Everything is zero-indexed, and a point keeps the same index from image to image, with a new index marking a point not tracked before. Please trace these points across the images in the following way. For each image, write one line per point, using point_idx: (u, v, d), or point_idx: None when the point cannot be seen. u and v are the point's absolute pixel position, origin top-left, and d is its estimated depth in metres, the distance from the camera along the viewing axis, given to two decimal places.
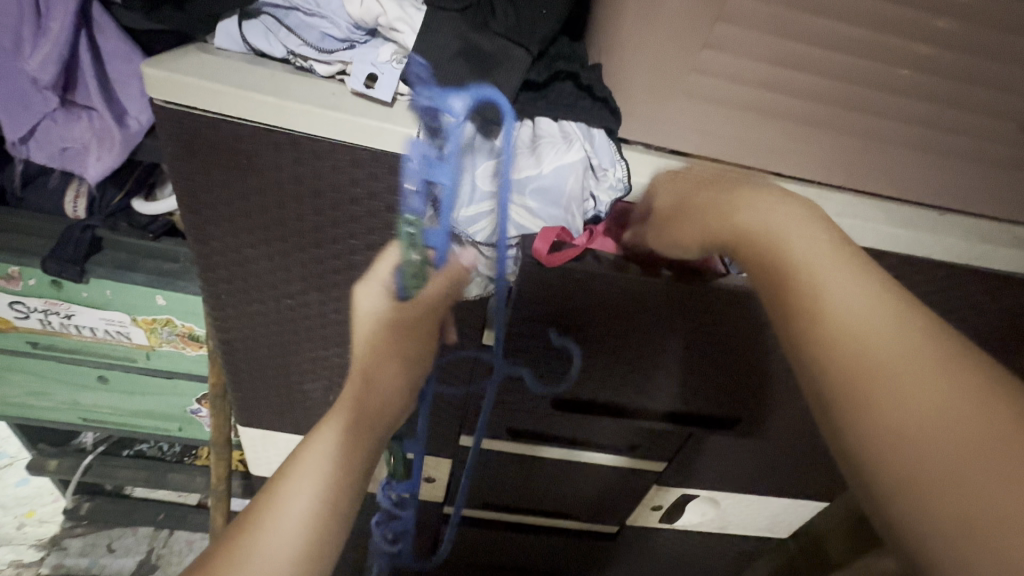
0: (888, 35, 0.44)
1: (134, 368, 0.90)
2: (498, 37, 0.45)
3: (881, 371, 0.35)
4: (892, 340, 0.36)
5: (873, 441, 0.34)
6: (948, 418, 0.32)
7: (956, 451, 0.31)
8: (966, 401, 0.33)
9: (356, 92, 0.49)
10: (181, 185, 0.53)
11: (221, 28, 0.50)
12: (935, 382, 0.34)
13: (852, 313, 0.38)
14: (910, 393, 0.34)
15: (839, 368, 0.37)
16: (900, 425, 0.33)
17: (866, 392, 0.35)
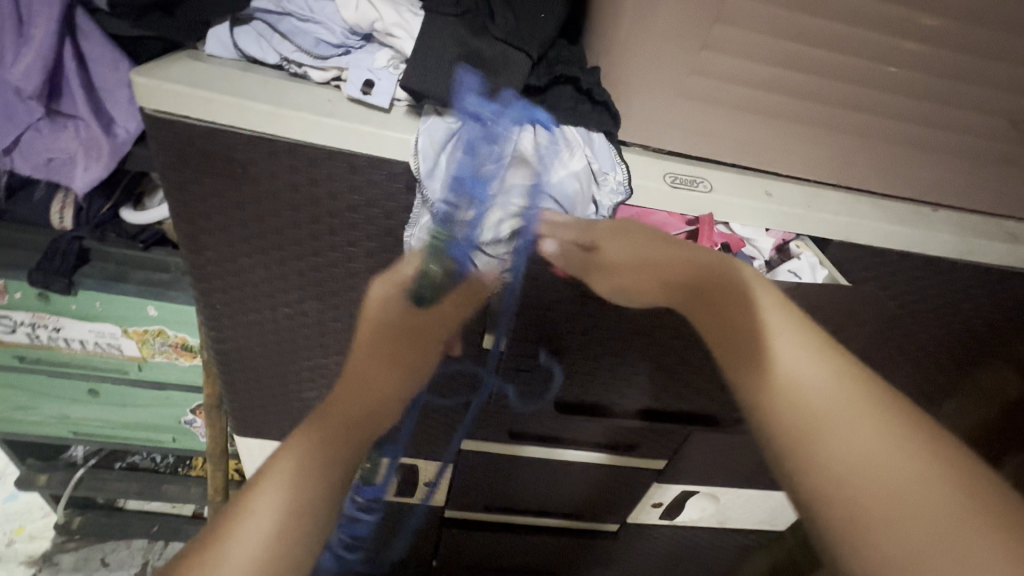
0: (883, 35, 0.45)
1: (126, 380, 0.88)
2: (498, 42, 0.45)
3: (802, 413, 0.43)
4: (818, 386, 0.43)
5: (852, 479, 0.40)
6: (850, 445, 0.41)
7: (891, 477, 0.39)
8: (847, 431, 0.42)
9: (352, 98, 0.48)
10: (175, 195, 0.52)
11: (213, 34, 0.49)
12: (856, 421, 0.42)
13: (798, 378, 0.44)
14: (851, 429, 0.42)
15: (785, 415, 0.43)
16: (852, 463, 0.40)
17: (809, 436, 0.42)
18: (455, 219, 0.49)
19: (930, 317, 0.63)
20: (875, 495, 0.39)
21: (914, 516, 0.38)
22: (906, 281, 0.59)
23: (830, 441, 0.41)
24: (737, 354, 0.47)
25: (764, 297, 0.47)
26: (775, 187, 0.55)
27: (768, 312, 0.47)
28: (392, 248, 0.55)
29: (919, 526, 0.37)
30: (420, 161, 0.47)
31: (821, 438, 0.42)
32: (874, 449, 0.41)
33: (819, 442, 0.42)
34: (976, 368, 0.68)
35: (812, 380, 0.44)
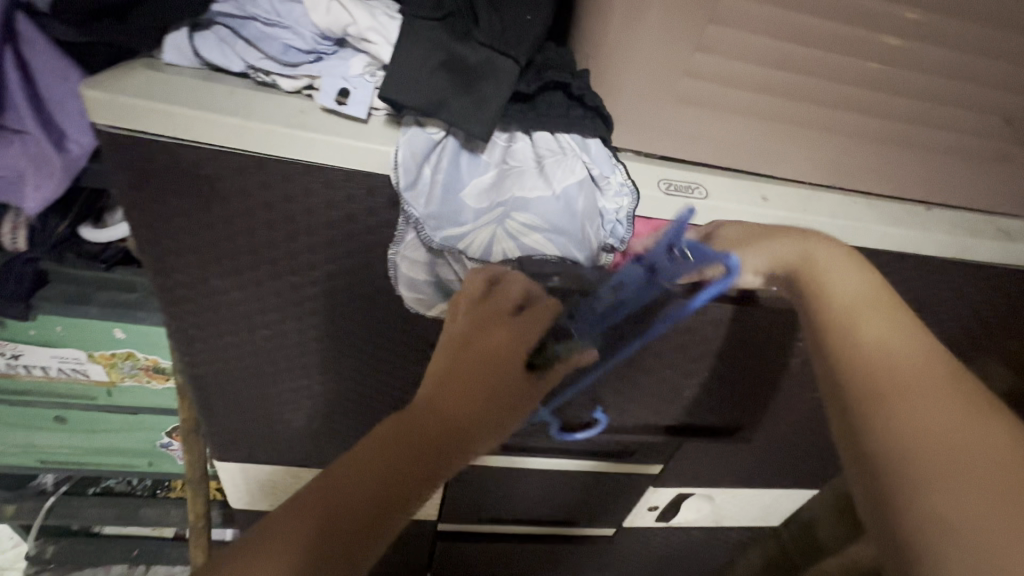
0: (882, 34, 0.43)
1: (95, 406, 0.84)
2: (482, 48, 0.41)
3: (874, 378, 0.37)
4: (901, 356, 0.38)
5: (906, 442, 0.33)
6: (930, 420, 0.33)
7: (951, 448, 0.32)
8: (931, 400, 0.34)
9: (326, 108, 0.45)
10: (135, 216, 0.48)
11: (169, 41, 0.45)
12: (932, 390, 0.35)
13: (883, 348, 0.39)
14: (932, 397, 0.35)
15: (851, 377, 0.39)
16: (914, 430, 0.33)
17: (876, 402, 0.36)
18: (600, 306, 0.52)
19: (923, 315, 0.62)
20: (936, 459, 0.31)
21: (966, 488, 0.30)
22: (899, 280, 0.58)
23: (907, 407, 0.35)
24: (825, 329, 0.42)
25: (837, 285, 0.44)
26: (772, 191, 0.53)
27: (866, 291, 0.43)
28: (374, 265, 0.52)
29: (967, 497, 0.29)
30: (402, 174, 0.44)
31: (896, 400, 0.35)
32: (944, 422, 0.33)
33: (890, 403, 0.35)
34: (967, 363, 0.68)
35: (897, 352, 0.38)
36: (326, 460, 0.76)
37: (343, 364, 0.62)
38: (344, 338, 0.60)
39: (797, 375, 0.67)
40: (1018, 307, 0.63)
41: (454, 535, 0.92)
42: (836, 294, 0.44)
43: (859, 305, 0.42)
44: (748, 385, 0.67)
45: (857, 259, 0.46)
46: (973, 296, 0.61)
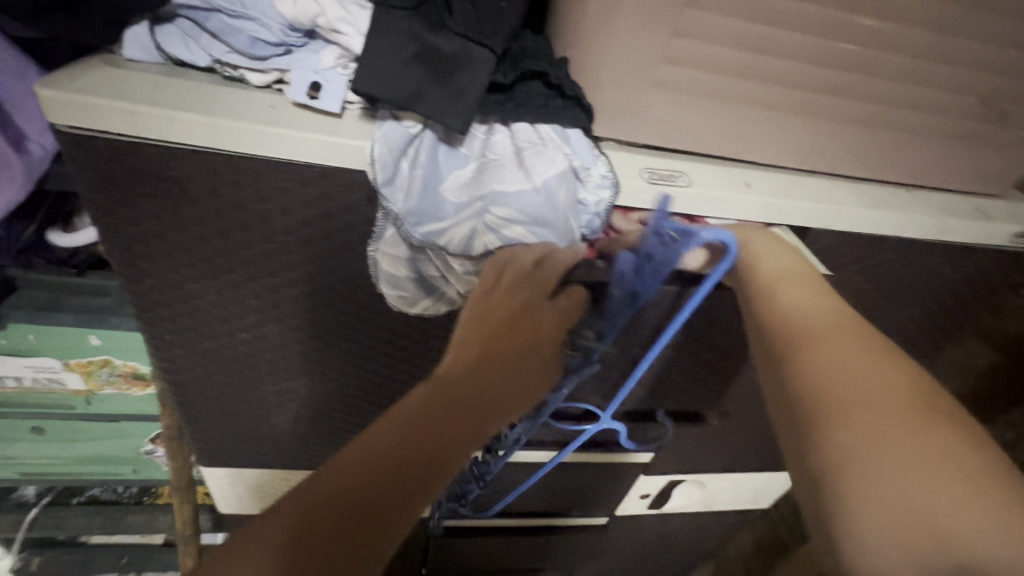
0: (861, 15, 0.42)
1: (74, 415, 0.82)
2: (456, 37, 0.40)
3: (790, 331, 0.43)
4: (812, 312, 0.43)
5: (820, 388, 0.39)
6: (846, 373, 0.40)
7: (862, 397, 0.38)
8: (848, 356, 0.41)
9: (297, 103, 0.44)
10: (104, 220, 0.47)
11: (129, 35, 0.43)
12: (844, 345, 0.41)
13: (797, 305, 0.44)
14: (843, 352, 0.41)
15: (773, 331, 0.44)
16: (832, 382, 0.39)
17: (789, 352, 0.42)
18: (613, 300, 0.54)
19: (903, 296, 0.63)
20: (845, 411, 0.38)
21: (874, 433, 0.37)
22: (879, 262, 0.59)
23: (824, 358, 0.41)
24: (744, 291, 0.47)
25: (763, 256, 0.47)
26: (753, 177, 0.53)
27: (787, 260, 0.47)
28: (353, 264, 0.51)
29: (872, 438, 0.37)
30: (379, 170, 0.43)
31: (814, 354, 0.41)
32: (854, 374, 0.40)
33: (809, 355, 0.41)
34: (947, 343, 0.70)
35: (812, 313, 0.43)
36: (314, 462, 0.75)
37: (328, 365, 0.61)
38: (328, 339, 0.59)
39: None
40: (995, 287, 0.64)
41: (447, 531, 0.92)
42: (763, 263, 0.47)
43: (784, 273, 0.46)
44: (735, 372, 0.67)
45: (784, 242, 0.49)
46: (951, 275, 0.62)
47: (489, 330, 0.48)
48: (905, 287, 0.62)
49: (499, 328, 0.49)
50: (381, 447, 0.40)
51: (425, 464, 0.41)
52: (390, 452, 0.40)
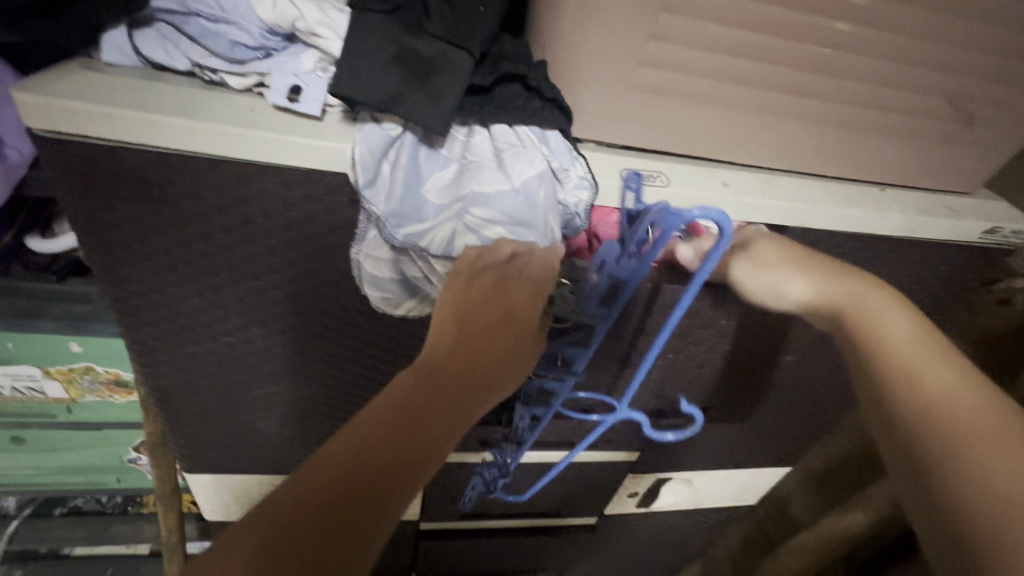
0: (832, 18, 0.43)
1: (54, 424, 0.80)
2: (436, 40, 0.40)
3: (932, 434, 0.39)
4: (957, 401, 0.39)
5: (988, 505, 0.35)
6: (1000, 477, 0.35)
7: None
8: (1004, 453, 0.36)
9: (278, 106, 0.44)
10: (83, 225, 0.46)
11: (107, 40, 0.43)
12: (995, 439, 0.37)
13: (945, 404, 0.39)
14: (1002, 451, 0.36)
15: (914, 431, 0.40)
16: (987, 489, 0.35)
17: (941, 459, 0.38)
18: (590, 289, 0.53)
19: None
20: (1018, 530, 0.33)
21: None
22: (855, 259, 0.60)
23: (971, 458, 0.37)
24: (876, 375, 0.43)
25: (889, 331, 0.44)
26: (731, 177, 0.54)
27: (918, 339, 0.43)
28: (337, 266, 0.51)
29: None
30: (359, 172, 0.43)
31: (961, 453, 0.37)
32: (1014, 474, 0.35)
33: (957, 456, 0.37)
34: None
35: (961, 407, 0.39)
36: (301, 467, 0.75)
37: (313, 368, 0.61)
38: (312, 342, 0.59)
39: (767, 360, 0.68)
40: (968, 283, 0.66)
41: (437, 534, 0.92)
42: (890, 341, 0.44)
43: (916, 357, 0.42)
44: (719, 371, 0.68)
45: (905, 309, 0.45)
46: (925, 271, 0.64)
47: (459, 315, 0.46)
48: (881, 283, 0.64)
49: (471, 311, 0.46)
50: (357, 446, 0.37)
51: (395, 458, 0.37)
52: (366, 450, 0.37)
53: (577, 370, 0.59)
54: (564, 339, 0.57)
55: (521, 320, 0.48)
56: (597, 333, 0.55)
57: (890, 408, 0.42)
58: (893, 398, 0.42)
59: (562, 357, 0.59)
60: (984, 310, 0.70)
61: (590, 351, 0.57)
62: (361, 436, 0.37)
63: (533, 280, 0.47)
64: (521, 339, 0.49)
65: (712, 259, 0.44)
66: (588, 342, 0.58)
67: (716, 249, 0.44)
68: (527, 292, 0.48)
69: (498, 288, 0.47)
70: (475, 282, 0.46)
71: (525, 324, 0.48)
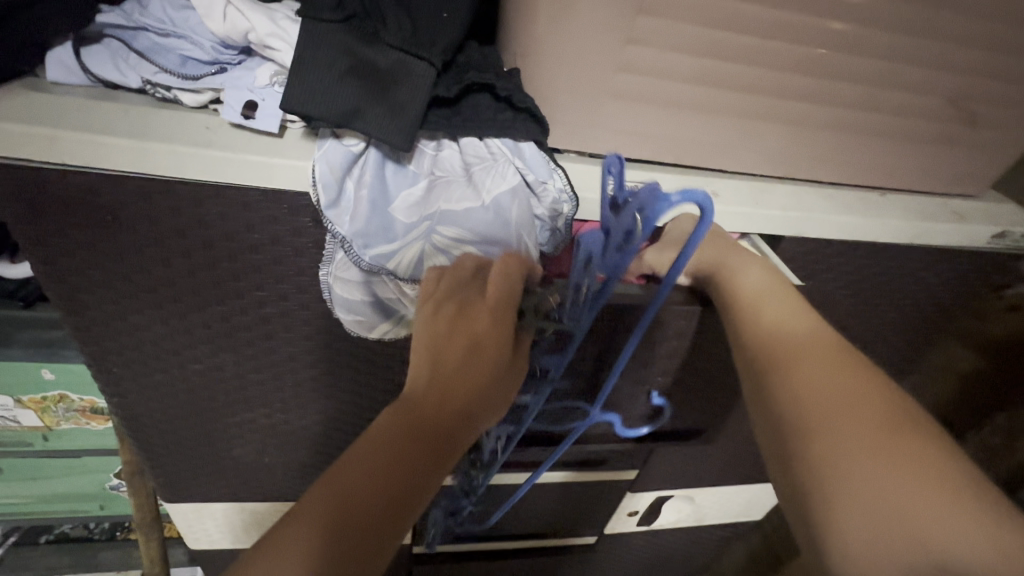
0: (818, 17, 0.40)
1: (31, 453, 0.78)
2: (393, 50, 0.38)
3: (768, 348, 0.42)
4: (789, 323, 0.42)
5: (799, 401, 0.38)
6: (818, 384, 0.38)
7: (836, 408, 0.37)
8: (821, 366, 0.39)
9: (234, 123, 0.41)
10: (34, 253, 0.44)
11: (52, 57, 0.41)
12: (817, 353, 0.40)
13: (777, 323, 0.43)
14: (821, 365, 0.39)
15: (754, 345, 0.42)
16: (804, 395, 0.38)
17: (770, 367, 0.41)
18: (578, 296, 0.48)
19: (881, 301, 0.62)
20: (822, 420, 0.36)
21: (841, 442, 0.35)
22: (855, 266, 0.57)
23: (796, 372, 0.39)
24: (728, 313, 0.46)
25: (743, 274, 0.46)
26: (721, 185, 0.51)
27: (766, 275, 0.46)
28: (306, 288, 0.49)
29: (847, 447, 0.35)
30: (322, 193, 0.41)
31: (786, 368, 0.40)
32: (828, 383, 0.38)
33: (782, 370, 0.40)
34: (927, 343, 0.68)
35: (790, 328, 0.42)
36: (283, 494, 0.72)
37: (289, 394, 0.59)
38: (287, 367, 0.56)
39: None
40: (976, 288, 0.63)
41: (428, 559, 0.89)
42: (742, 280, 0.46)
43: (762, 291, 0.45)
44: (716, 386, 0.65)
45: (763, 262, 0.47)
46: (929, 277, 0.60)
47: (432, 348, 0.41)
48: (882, 290, 0.61)
49: (443, 340, 0.41)
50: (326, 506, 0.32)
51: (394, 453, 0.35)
52: (334, 510, 0.32)
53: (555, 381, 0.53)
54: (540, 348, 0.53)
55: (493, 347, 0.42)
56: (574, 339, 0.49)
57: (735, 333, 0.45)
58: (736, 323, 0.45)
59: (538, 367, 0.54)
60: (994, 317, 0.66)
61: (568, 356, 0.52)
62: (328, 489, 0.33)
63: (495, 301, 0.43)
64: (499, 364, 0.42)
65: (694, 244, 0.42)
66: (563, 349, 0.53)
67: (697, 235, 0.41)
68: (494, 313, 0.42)
69: (462, 315, 0.42)
70: (442, 305, 0.43)
71: (500, 346, 0.42)
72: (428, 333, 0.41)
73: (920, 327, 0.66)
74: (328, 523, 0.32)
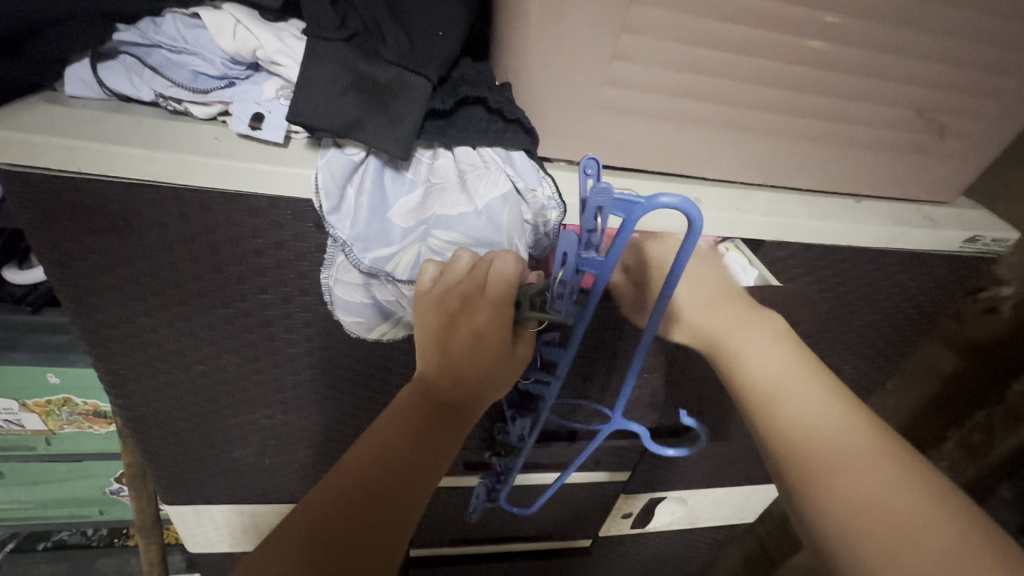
0: (789, 35, 0.43)
1: (34, 456, 0.79)
2: (392, 66, 0.40)
3: (805, 463, 0.38)
4: (806, 392, 0.41)
5: (854, 528, 0.35)
6: (873, 506, 0.35)
7: (900, 537, 0.34)
8: (870, 479, 0.36)
9: (241, 133, 0.44)
10: (49, 257, 0.46)
11: (71, 73, 0.43)
12: (860, 466, 0.37)
13: (808, 428, 0.39)
14: (869, 478, 0.36)
15: (788, 457, 0.39)
16: (853, 515, 0.35)
17: (814, 486, 0.37)
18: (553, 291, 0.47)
19: (862, 303, 0.64)
20: (881, 549, 0.34)
21: None
22: (833, 269, 0.60)
23: (840, 490, 0.36)
24: (750, 410, 0.42)
25: (754, 360, 0.43)
26: (704, 192, 0.53)
27: (784, 363, 0.43)
28: (309, 291, 0.51)
29: None
30: (324, 199, 0.43)
31: (828, 485, 0.37)
32: (879, 503, 0.35)
33: (825, 489, 0.37)
34: (908, 345, 0.71)
35: (824, 433, 0.39)
36: (282, 495, 0.73)
37: (289, 395, 0.60)
38: (288, 369, 0.58)
39: None
40: (953, 292, 0.65)
41: (424, 562, 0.90)
42: (752, 370, 0.43)
43: (783, 382, 0.41)
44: (704, 386, 0.67)
45: (775, 335, 0.45)
46: (906, 280, 0.63)
47: (436, 345, 0.43)
48: (864, 292, 0.63)
49: (445, 337, 0.43)
50: (320, 514, 0.36)
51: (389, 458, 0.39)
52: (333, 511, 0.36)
53: (559, 373, 0.52)
54: (545, 339, 0.54)
55: (493, 344, 0.43)
56: (575, 335, 0.49)
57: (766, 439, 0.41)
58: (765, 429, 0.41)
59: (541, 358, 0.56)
60: (971, 319, 0.70)
61: (571, 353, 0.50)
62: (326, 497, 0.37)
63: (493, 300, 0.43)
64: (498, 359, 0.44)
65: (687, 253, 0.39)
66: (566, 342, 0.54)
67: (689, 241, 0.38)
68: (494, 311, 0.43)
69: (462, 309, 0.43)
70: (443, 301, 0.44)
71: (500, 345, 0.43)
72: (431, 322, 0.44)
73: (900, 329, 0.68)
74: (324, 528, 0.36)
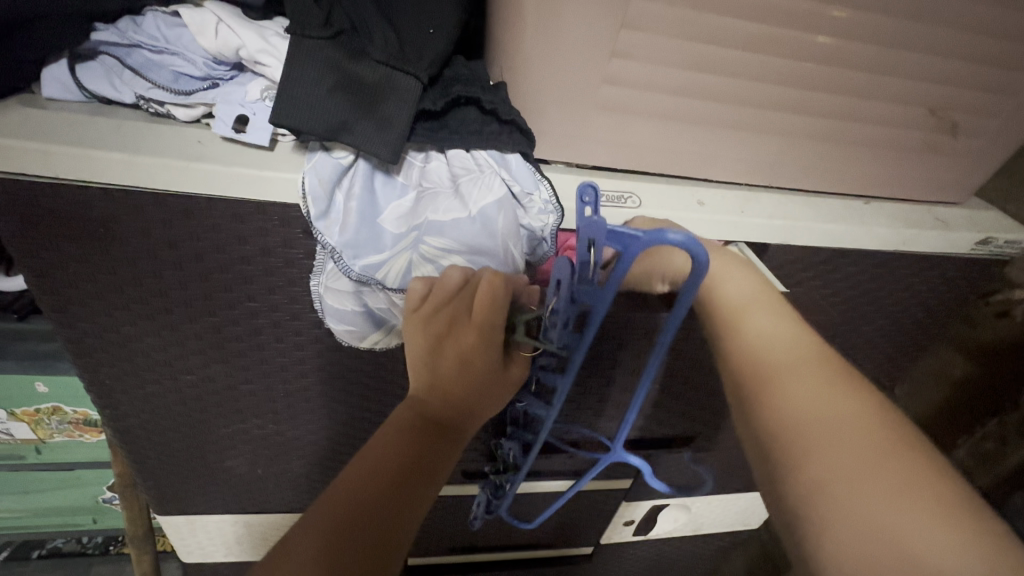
0: (796, 30, 0.41)
1: (24, 465, 0.78)
2: (380, 66, 0.39)
3: (757, 369, 0.41)
4: (778, 349, 0.41)
5: (787, 426, 0.38)
6: (815, 410, 0.37)
7: (828, 434, 0.36)
8: (813, 386, 0.39)
9: (225, 137, 0.42)
10: (27, 266, 0.45)
11: (48, 75, 0.41)
12: (805, 373, 0.39)
13: (764, 341, 0.42)
14: (810, 383, 0.39)
15: (740, 367, 0.42)
16: (792, 418, 0.38)
17: (761, 387, 0.40)
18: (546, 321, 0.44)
19: (869, 308, 0.62)
20: (811, 443, 0.36)
21: (840, 469, 0.34)
22: (841, 273, 0.58)
23: (784, 392, 0.39)
24: (713, 323, 0.45)
25: (728, 284, 0.45)
26: (706, 194, 0.52)
27: (752, 288, 0.45)
28: (299, 299, 0.49)
29: (842, 476, 0.34)
30: (312, 205, 0.41)
31: (776, 388, 0.39)
32: (817, 405, 0.38)
33: (772, 391, 0.39)
34: (917, 349, 0.69)
35: (774, 343, 0.42)
36: (276, 505, 0.72)
37: (280, 404, 0.59)
38: (280, 378, 0.56)
39: None
40: (963, 296, 0.64)
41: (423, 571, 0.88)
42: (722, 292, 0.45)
43: (748, 302, 0.44)
44: (707, 393, 0.65)
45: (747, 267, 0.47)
46: (916, 283, 0.61)
47: (426, 363, 0.42)
48: (872, 297, 0.61)
49: (434, 357, 0.42)
50: (327, 522, 0.35)
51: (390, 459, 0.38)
52: (339, 519, 0.35)
53: (555, 402, 0.48)
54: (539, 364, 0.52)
55: (482, 365, 0.42)
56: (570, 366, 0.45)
57: (724, 353, 0.44)
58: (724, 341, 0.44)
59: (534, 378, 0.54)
60: (983, 323, 0.67)
61: (568, 382, 0.46)
62: (331, 506, 0.36)
63: (480, 326, 0.41)
64: (492, 375, 0.43)
65: (694, 287, 0.38)
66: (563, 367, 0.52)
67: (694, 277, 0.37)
68: (480, 335, 0.42)
69: (451, 331, 0.42)
70: (432, 320, 0.42)
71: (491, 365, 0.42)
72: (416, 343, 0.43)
73: (909, 333, 0.67)
74: (330, 536, 0.35)
